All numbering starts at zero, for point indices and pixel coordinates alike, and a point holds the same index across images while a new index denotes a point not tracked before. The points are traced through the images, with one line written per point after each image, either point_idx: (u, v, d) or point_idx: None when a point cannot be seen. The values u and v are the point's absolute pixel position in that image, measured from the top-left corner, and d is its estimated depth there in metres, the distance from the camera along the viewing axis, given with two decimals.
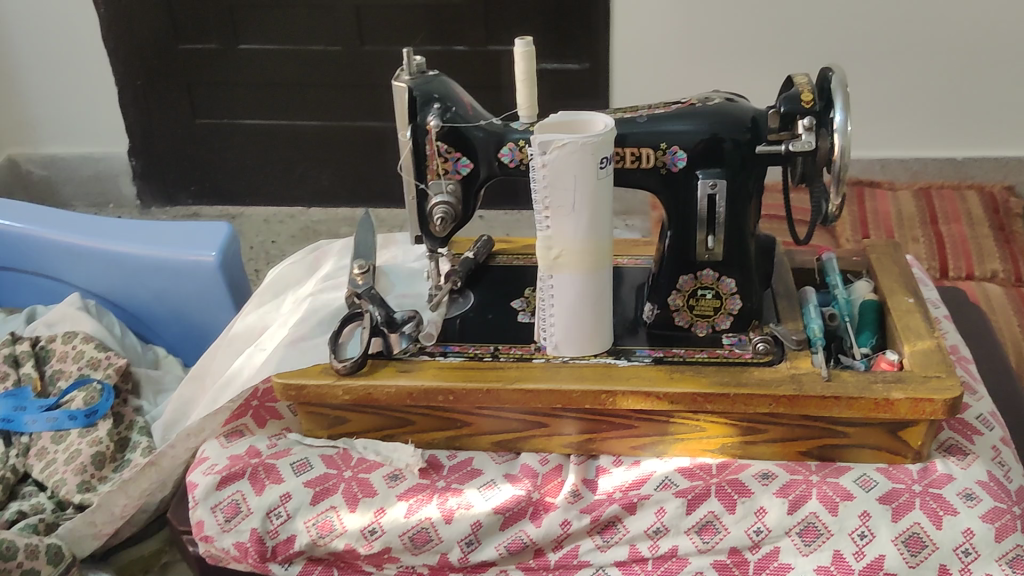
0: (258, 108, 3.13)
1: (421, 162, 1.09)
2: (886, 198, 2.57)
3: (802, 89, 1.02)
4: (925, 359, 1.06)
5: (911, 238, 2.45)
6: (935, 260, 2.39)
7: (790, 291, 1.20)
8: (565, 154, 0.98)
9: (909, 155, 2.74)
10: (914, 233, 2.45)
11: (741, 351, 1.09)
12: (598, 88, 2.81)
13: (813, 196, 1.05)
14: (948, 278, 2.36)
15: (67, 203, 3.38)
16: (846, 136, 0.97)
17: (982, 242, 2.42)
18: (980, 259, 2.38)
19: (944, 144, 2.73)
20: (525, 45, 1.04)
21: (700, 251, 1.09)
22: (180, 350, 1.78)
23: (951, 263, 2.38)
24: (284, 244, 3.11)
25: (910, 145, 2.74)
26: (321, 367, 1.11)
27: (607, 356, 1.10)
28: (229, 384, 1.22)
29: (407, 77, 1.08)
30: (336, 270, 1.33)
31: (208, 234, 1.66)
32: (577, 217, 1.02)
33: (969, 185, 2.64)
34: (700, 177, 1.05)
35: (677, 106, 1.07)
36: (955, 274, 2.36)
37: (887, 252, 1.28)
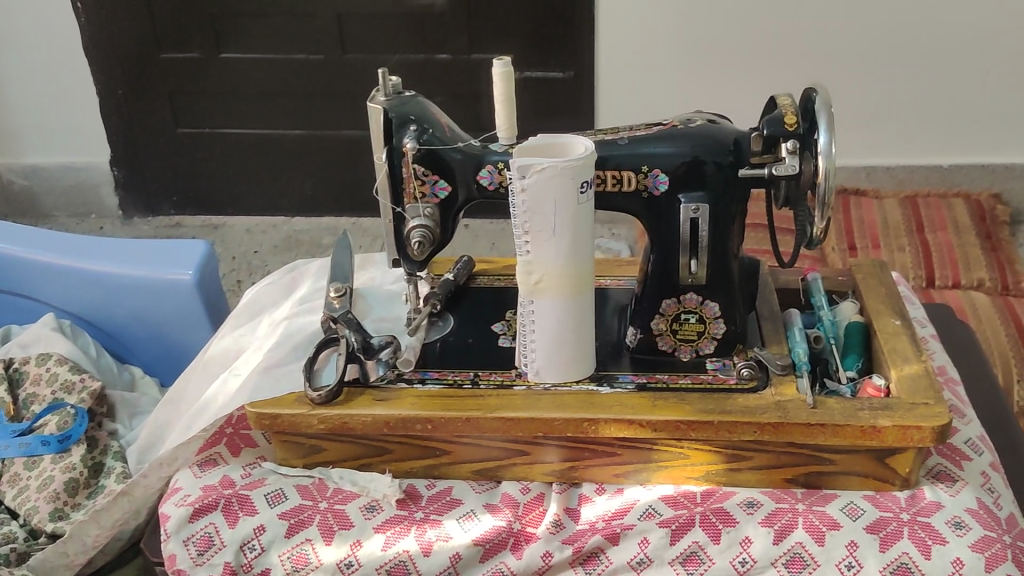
0: (241, 117, 3.09)
1: (397, 186, 1.06)
2: (872, 207, 2.55)
3: (785, 111, 1.00)
4: (913, 384, 1.05)
5: (898, 246, 2.43)
6: (921, 270, 2.37)
7: (774, 313, 1.18)
8: (545, 178, 0.96)
9: (895, 163, 2.73)
10: (900, 242, 2.44)
11: (725, 376, 1.07)
12: (582, 97, 2.79)
13: (797, 219, 1.04)
14: (935, 287, 2.34)
15: (48, 214, 3.34)
16: (830, 158, 0.95)
17: (969, 252, 2.41)
18: (967, 268, 2.37)
19: (929, 153, 2.72)
20: (504, 66, 1.02)
21: (683, 275, 1.07)
22: (157, 371, 1.75)
23: (938, 272, 2.36)
24: (267, 254, 3.08)
25: (897, 154, 2.73)
26: (297, 395, 1.08)
27: (590, 383, 1.08)
28: (203, 410, 1.20)
29: (383, 98, 1.05)
30: (313, 292, 1.31)
31: (185, 252, 1.63)
32: (558, 242, 1.00)
33: (955, 193, 2.63)
34: (682, 201, 1.03)
35: (659, 127, 1.05)
36: (941, 283, 2.34)
37: (873, 272, 1.26)
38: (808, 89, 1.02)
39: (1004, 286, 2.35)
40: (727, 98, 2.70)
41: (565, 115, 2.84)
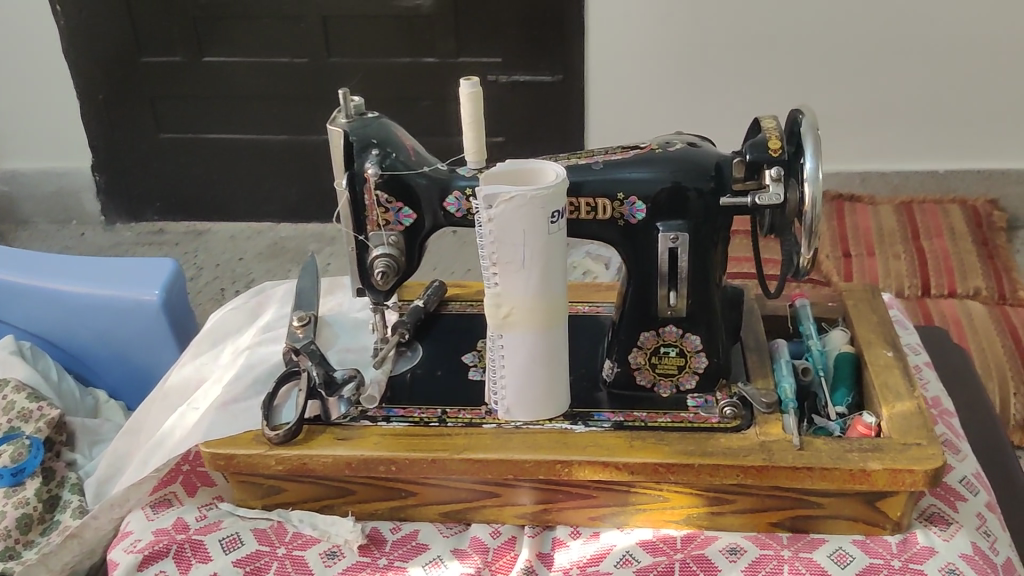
0: (223, 122, 3.03)
1: (359, 213, 1.00)
2: (867, 214, 2.49)
3: (769, 135, 0.94)
4: (904, 422, 0.99)
5: (893, 254, 2.37)
6: (917, 278, 2.31)
7: (760, 344, 1.12)
8: (513, 208, 0.89)
9: (890, 168, 2.67)
10: (895, 249, 2.38)
11: (707, 415, 1.01)
12: (571, 101, 2.73)
13: (784, 248, 0.97)
14: (931, 296, 2.27)
15: (28, 220, 3.26)
16: (818, 184, 0.89)
17: (965, 260, 2.35)
18: (963, 276, 2.31)
19: (925, 159, 2.66)
20: (472, 87, 0.96)
21: (662, 307, 1.01)
22: (123, 393, 1.68)
23: (934, 280, 2.30)
24: (251, 261, 3.01)
25: (891, 159, 2.67)
26: (253, 434, 1.02)
27: (564, 421, 1.02)
28: (159, 446, 1.14)
29: (345, 121, 0.99)
30: (277, 319, 1.25)
31: (151, 272, 1.57)
32: (527, 274, 0.93)
33: (951, 199, 2.57)
34: (660, 230, 0.97)
35: (636, 151, 0.99)
36: (937, 291, 2.27)
37: (864, 298, 1.20)
38: (794, 110, 0.97)
39: (1002, 295, 2.29)
40: (717, 104, 2.64)
41: (552, 120, 2.78)
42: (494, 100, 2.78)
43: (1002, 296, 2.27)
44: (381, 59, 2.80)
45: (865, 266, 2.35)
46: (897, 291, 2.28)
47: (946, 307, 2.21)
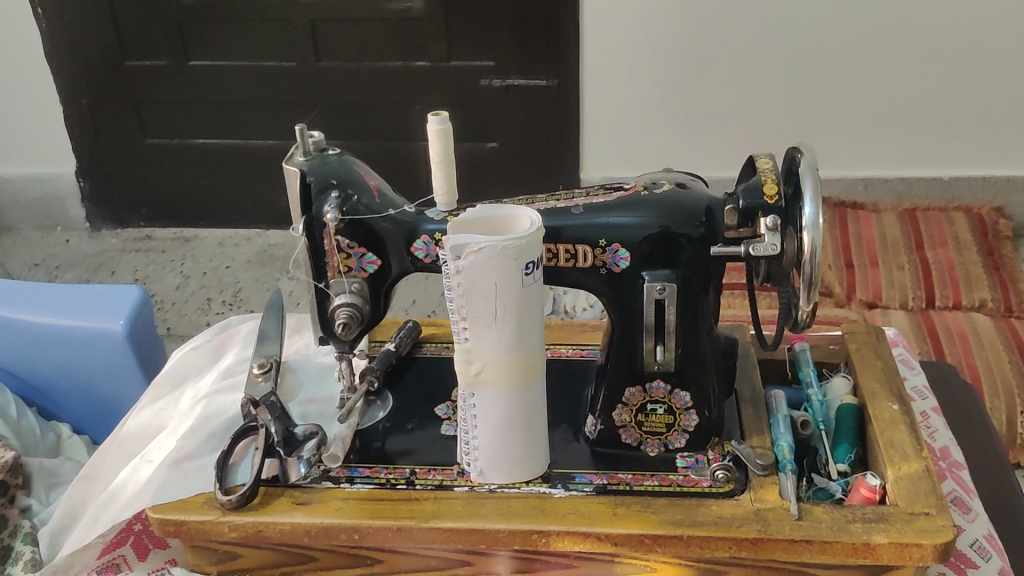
0: (210, 128, 2.93)
1: (319, 259, 0.92)
2: (871, 222, 2.40)
3: (765, 177, 0.87)
4: (912, 487, 0.91)
5: (897, 265, 2.29)
6: (920, 290, 2.22)
7: (756, 395, 1.04)
8: (482, 260, 0.81)
9: (895, 175, 2.57)
10: (900, 260, 2.30)
11: (698, 477, 0.93)
12: (567, 109, 2.64)
13: (781, 298, 0.89)
14: (935, 309, 2.19)
15: (12, 226, 3.16)
16: (818, 231, 0.81)
17: (971, 272, 2.27)
18: (969, 288, 2.22)
19: (927, 165, 2.55)
20: (442, 123, 0.87)
21: (649, 361, 0.93)
22: (87, 425, 1.61)
23: (939, 293, 2.21)
24: (239, 270, 2.92)
25: (894, 167, 2.57)
26: (206, 497, 0.94)
27: (542, 484, 0.94)
28: (110, 502, 1.05)
29: (303, 159, 0.90)
30: (239, 363, 1.17)
31: (117, 300, 1.49)
32: (500, 331, 0.85)
33: (955, 207, 2.47)
34: (646, 279, 0.89)
35: (620, 193, 0.91)
36: (941, 304, 2.20)
37: (868, 342, 1.12)
38: (791, 149, 0.89)
39: (1008, 308, 2.19)
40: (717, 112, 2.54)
41: (548, 126, 2.69)
42: (486, 104, 2.69)
43: (1008, 308, 2.19)
44: (371, 63, 2.70)
45: (869, 278, 2.27)
46: (901, 304, 2.20)
47: (951, 320, 2.12)
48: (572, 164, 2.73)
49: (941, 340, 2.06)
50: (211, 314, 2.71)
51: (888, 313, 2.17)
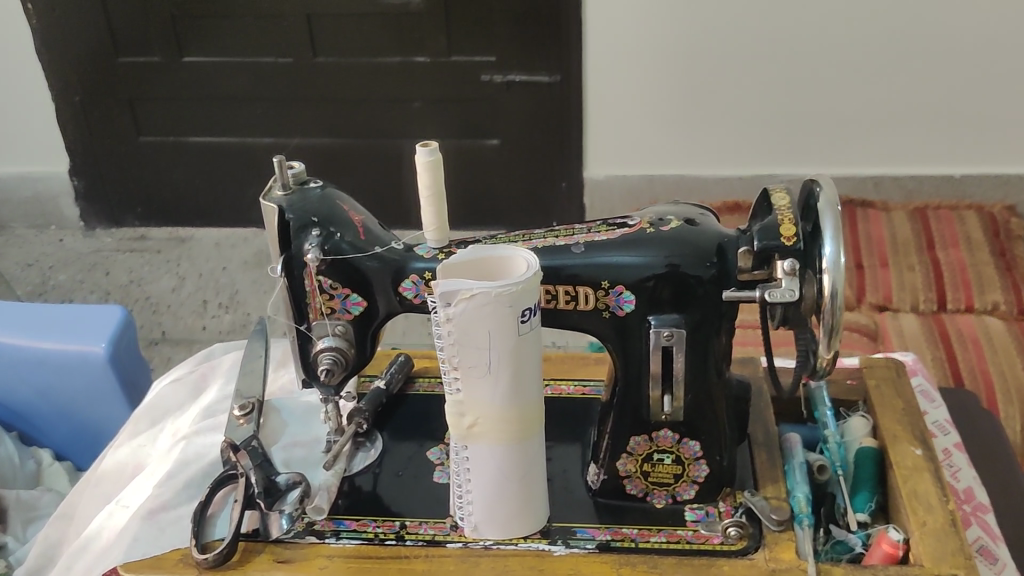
0: (206, 124, 2.73)
1: (300, 301, 0.86)
2: (880, 222, 2.20)
3: (782, 216, 0.81)
4: (939, 543, 0.84)
5: (907, 266, 2.10)
6: (930, 290, 2.04)
7: (770, 438, 0.98)
8: (475, 308, 0.74)
9: (902, 171, 2.36)
10: (910, 261, 2.10)
11: (708, 533, 0.87)
12: (569, 108, 2.45)
13: (800, 344, 0.83)
14: (946, 312, 2.01)
15: (5, 225, 2.97)
16: (839, 274, 0.74)
17: (983, 272, 2.06)
18: (981, 289, 2.03)
19: (937, 162, 2.34)
20: (432, 155, 0.78)
21: (655, 411, 0.87)
22: (71, 450, 1.55)
23: (950, 293, 2.03)
24: (236, 272, 2.73)
25: (896, 159, 2.36)
26: (181, 554, 0.88)
27: (541, 541, 0.87)
28: (83, 549, 1.00)
29: (281, 193, 0.84)
30: (220, 401, 1.11)
31: (99, 321, 1.43)
32: (494, 381, 0.78)
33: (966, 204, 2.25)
34: (653, 324, 0.83)
35: (623, 230, 0.85)
36: (953, 306, 2.02)
37: (888, 377, 1.05)
38: (809, 182, 0.83)
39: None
40: (713, 104, 2.35)
41: (552, 124, 2.51)
42: (489, 102, 2.52)
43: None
44: (378, 59, 2.51)
45: (875, 281, 2.08)
46: (911, 307, 2.03)
47: (962, 324, 1.96)
48: (575, 164, 2.54)
49: (953, 345, 1.90)
50: (207, 318, 2.56)
51: (897, 316, 2.00)
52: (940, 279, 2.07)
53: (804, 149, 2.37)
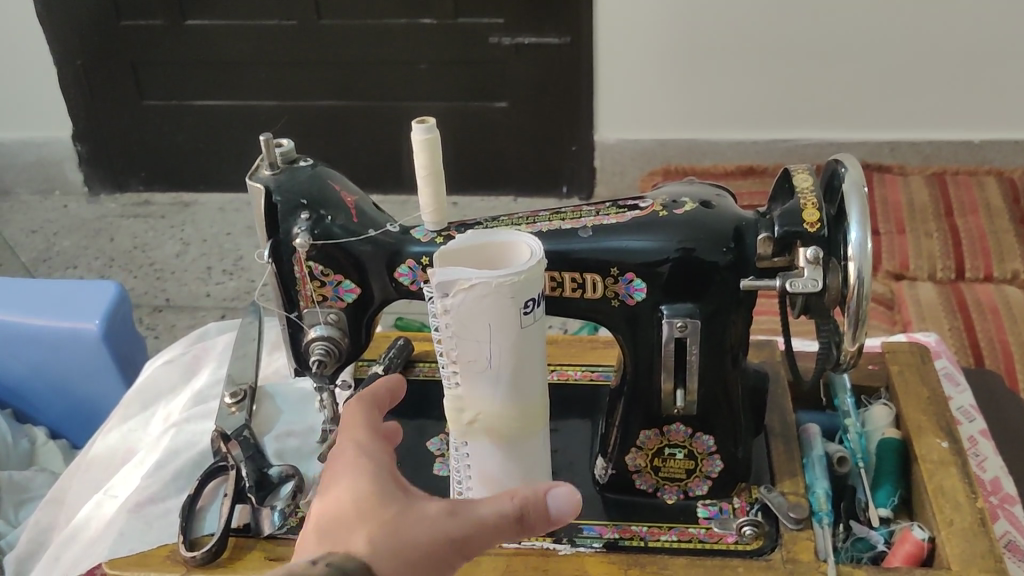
0: (209, 88, 2.63)
1: (290, 288, 0.83)
2: (896, 186, 2.05)
3: (805, 199, 0.75)
4: (969, 545, 0.79)
5: (924, 232, 1.94)
6: (948, 257, 1.89)
7: (787, 428, 0.93)
8: (474, 299, 0.68)
9: (921, 136, 2.27)
10: (927, 226, 1.95)
11: (723, 532, 0.82)
12: (580, 69, 2.34)
13: (822, 336, 0.78)
14: (965, 281, 1.86)
15: (9, 190, 2.90)
16: (866, 260, 0.69)
17: (1006, 242, 1.91)
18: (1001, 258, 1.88)
19: (958, 127, 2.25)
20: (428, 131, 0.73)
21: (666, 404, 0.82)
22: (66, 428, 1.51)
23: (968, 261, 1.88)
24: (241, 236, 2.67)
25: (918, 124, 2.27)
26: (168, 550, 0.84)
27: (545, 539, 0.83)
28: (72, 540, 0.96)
29: (269, 173, 0.79)
30: (212, 386, 1.08)
31: (92, 297, 1.38)
32: (495, 377, 0.73)
33: (986, 169, 2.12)
34: (665, 314, 0.78)
35: (635, 212, 0.79)
36: (971, 275, 1.87)
37: (912, 364, 1.00)
38: (833, 161, 0.77)
39: None
40: (726, 68, 2.26)
41: (560, 84, 2.39)
42: (497, 63, 2.41)
43: None
44: (386, 20, 2.40)
45: (891, 247, 1.93)
46: (928, 275, 1.87)
47: (980, 292, 1.81)
48: (585, 126, 2.44)
49: (971, 314, 1.75)
50: (211, 285, 2.50)
51: (914, 285, 1.84)
52: (959, 245, 1.92)
53: (821, 115, 2.29)
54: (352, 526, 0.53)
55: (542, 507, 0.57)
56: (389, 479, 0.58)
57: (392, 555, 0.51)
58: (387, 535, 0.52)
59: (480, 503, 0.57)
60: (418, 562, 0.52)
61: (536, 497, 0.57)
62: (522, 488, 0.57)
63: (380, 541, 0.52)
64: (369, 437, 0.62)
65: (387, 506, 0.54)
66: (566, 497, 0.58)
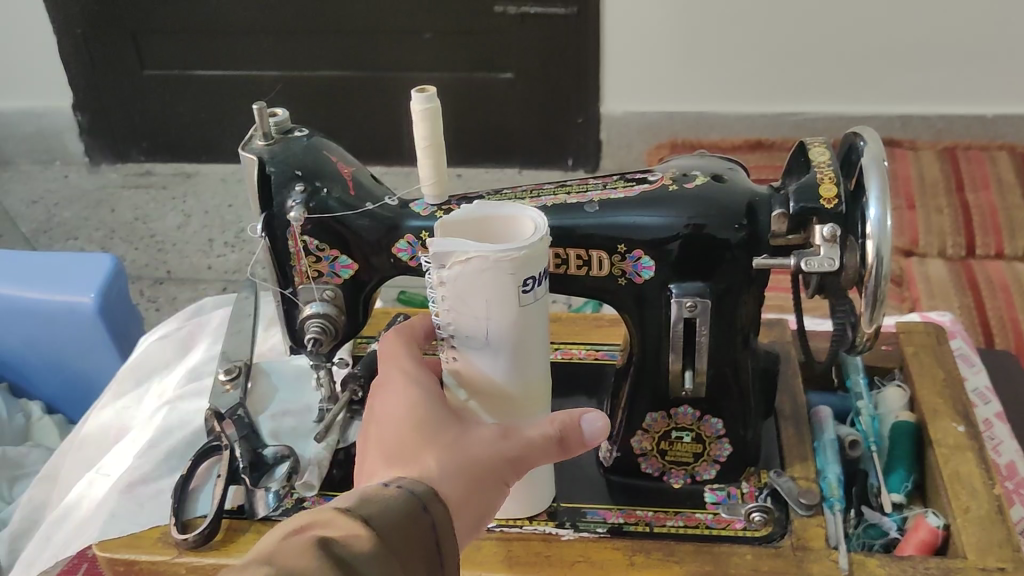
0: (211, 57, 2.58)
1: (284, 264, 0.80)
2: (907, 161, 2.01)
3: (821, 174, 0.72)
4: (984, 534, 0.76)
5: (935, 208, 1.90)
6: (959, 234, 1.85)
7: (798, 410, 0.91)
8: (474, 273, 0.65)
9: (933, 109, 2.20)
10: (938, 202, 1.91)
11: (731, 517, 0.80)
12: (587, 39, 2.29)
13: (837, 317, 0.75)
14: (975, 258, 1.83)
15: (9, 160, 2.87)
16: (885, 239, 0.66)
17: (1018, 218, 1.87)
18: (1012, 235, 1.84)
19: (971, 99, 2.18)
20: (428, 101, 0.69)
21: (674, 386, 0.80)
22: (63, 403, 1.49)
23: (979, 237, 1.84)
24: (244, 208, 2.64)
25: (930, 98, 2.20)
26: (160, 533, 0.81)
27: (548, 523, 0.80)
28: (62, 520, 0.94)
29: (262, 143, 0.77)
30: (206, 363, 1.06)
31: (87, 270, 1.35)
32: (494, 353, 0.70)
33: (999, 144, 2.07)
34: (674, 293, 0.75)
35: (644, 186, 0.76)
36: (982, 252, 1.83)
37: (928, 344, 0.97)
38: (851, 134, 0.74)
39: None
40: (733, 40, 2.20)
41: (565, 54, 2.34)
42: (502, 34, 2.37)
43: None
44: None
45: (901, 223, 1.89)
46: (938, 252, 1.84)
47: (991, 269, 1.77)
48: (591, 97, 2.39)
49: (982, 292, 1.71)
50: (212, 257, 2.47)
51: (924, 262, 1.80)
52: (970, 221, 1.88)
53: (831, 89, 2.23)
54: (419, 449, 0.61)
55: (577, 429, 0.65)
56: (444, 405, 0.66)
57: (457, 479, 0.60)
58: (451, 460, 0.61)
59: (526, 428, 0.65)
60: (478, 485, 0.61)
61: (571, 421, 0.65)
62: (559, 413, 0.65)
63: (447, 464, 0.60)
64: (416, 368, 0.70)
65: (448, 433, 0.63)
66: (600, 422, 0.65)
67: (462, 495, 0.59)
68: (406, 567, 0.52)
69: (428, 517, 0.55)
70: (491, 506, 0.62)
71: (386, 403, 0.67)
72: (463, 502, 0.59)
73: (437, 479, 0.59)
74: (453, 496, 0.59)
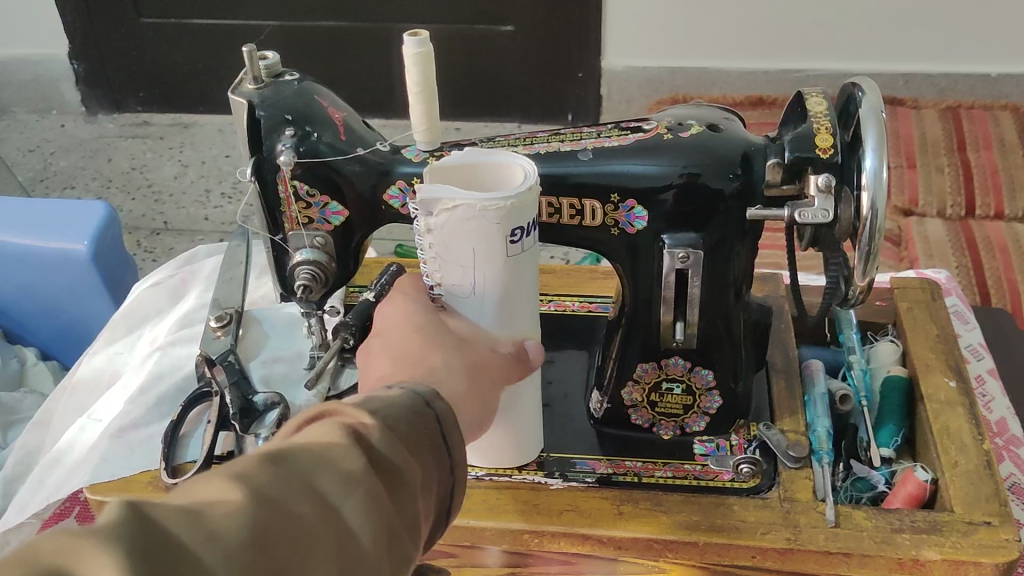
0: (208, 6, 2.54)
1: (274, 209, 0.79)
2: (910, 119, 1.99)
3: (817, 125, 0.71)
4: (973, 489, 0.76)
5: (935, 167, 1.88)
6: (959, 194, 1.84)
7: (789, 364, 0.90)
8: (458, 220, 0.65)
9: (937, 67, 2.18)
10: (939, 161, 1.89)
11: (719, 469, 0.80)
12: None
13: (830, 268, 0.75)
14: (975, 219, 1.82)
15: (6, 108, 2.84)
16: (881, 190, 0.65)
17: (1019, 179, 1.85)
18: (1013, 195, 1.83)
19: (975, 58, 2.16)
20: (421, 46, 0.68)
21: (664, 337, 0.79)
22: (57, 349, 1.49)
23: (979, 198, 1.83)
24: (241, 158, 2.62)
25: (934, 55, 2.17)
26: (150, 476, 0.81)
27: (537, 473, 0.80)
28: (55, 464, 0.95)
29: (252, 87, 0.76)
30: (198, 312, 1.06)
31: (81, 216, 1.34)
32: (479, 304, 0.70)
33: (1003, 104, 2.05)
34: (667, 243, 0.75)
35: (638, 135, 0.75)
36: (982, 213, 1.83)
37: (922, 301, 0.97)
38: (849, 85, 0.73)
39: None
40: None
41: (568, 9, 2.32)
42: None
43: None
44: None
45: (902, 181, 1.88)
46: (938, 213, 1.83)
47: (990, 229, 1.76)
48: (592, 51, 2.36)
49: (980, 251, 1.71)
50: (210, 208, 2.46)
51: (923, 221, 1.80)
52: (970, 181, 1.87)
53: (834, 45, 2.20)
54: (422, 350, 0.64)
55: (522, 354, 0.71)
56: (440, 332, 0.67)
57: (460, 376, 0.64)
58: (456, 360, 0.64)
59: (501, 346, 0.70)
60: (478, 385, 0.65)
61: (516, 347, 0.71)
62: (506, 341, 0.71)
63: (452, 362, 0.64)
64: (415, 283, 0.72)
65: (446, 340, 0.66)
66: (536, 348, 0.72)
67: (466, 395, 0.64)
68: (415, 457, 0.53)
69: (432, 413, 0.56)
70: (489, 411, 0.66)
71: (387, 312, 0.69)
72: (467, 399, 0.64)
73: (443, 377, 0.63)
74: (459, 391, 0.63)
